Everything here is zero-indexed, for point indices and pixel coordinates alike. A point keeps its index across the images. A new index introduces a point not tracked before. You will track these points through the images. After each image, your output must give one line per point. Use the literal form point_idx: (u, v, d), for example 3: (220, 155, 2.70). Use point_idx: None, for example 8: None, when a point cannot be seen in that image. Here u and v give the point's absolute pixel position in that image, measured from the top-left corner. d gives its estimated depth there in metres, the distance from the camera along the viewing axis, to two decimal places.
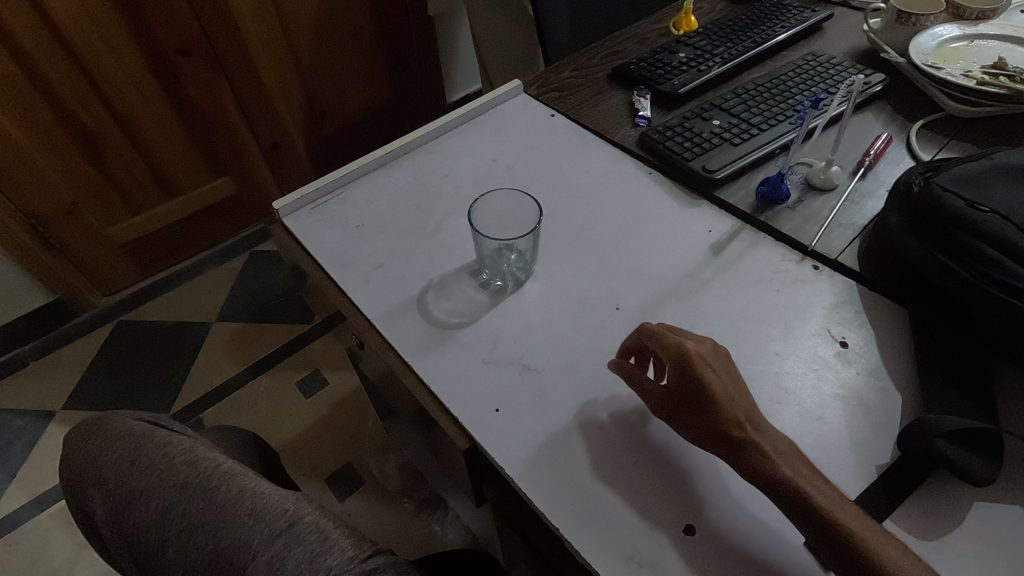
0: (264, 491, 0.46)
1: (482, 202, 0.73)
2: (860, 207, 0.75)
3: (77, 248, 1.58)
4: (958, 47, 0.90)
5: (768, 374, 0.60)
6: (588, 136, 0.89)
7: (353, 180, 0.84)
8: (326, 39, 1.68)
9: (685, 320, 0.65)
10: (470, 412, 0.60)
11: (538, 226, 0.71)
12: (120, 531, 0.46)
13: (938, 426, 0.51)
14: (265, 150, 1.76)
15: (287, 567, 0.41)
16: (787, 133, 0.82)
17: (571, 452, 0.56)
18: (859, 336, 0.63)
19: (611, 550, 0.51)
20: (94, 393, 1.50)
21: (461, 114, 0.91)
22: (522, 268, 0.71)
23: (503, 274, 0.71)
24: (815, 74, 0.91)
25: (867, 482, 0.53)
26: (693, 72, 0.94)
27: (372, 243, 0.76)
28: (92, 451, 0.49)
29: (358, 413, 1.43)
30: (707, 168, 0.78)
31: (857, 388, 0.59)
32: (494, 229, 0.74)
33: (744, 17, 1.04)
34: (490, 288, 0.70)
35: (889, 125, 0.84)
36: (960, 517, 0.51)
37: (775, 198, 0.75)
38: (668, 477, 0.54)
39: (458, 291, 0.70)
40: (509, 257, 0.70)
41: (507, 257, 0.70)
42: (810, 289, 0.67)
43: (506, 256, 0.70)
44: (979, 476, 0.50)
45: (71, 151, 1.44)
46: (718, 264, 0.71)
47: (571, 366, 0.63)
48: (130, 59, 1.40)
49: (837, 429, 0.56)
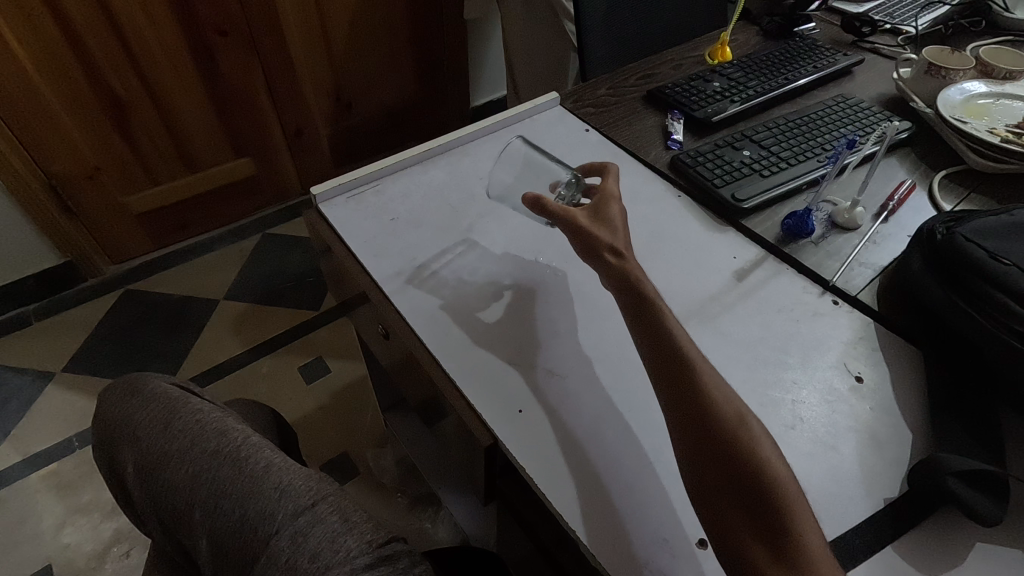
0: (290, 467, 0.46)
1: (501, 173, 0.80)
2: (881, 248, 0.77)
3: (92, 213, 1.58)
4: (984, 104, 0.92)
5: (784, 401, 0.62)
6: (621, 154, 0.91)
7: (389, 173, 0.86)
8: (361, 34, 1.71)
9: (707, 341, 0.67)
10: (494, 409, 0.61)
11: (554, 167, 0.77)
12: (147, 491, 0.46)
13: (949, 465, 0.53)
14: (289, 135, 1.78)
15: (309, 544, 0.42)
16: (817, 170, 0.84)
17: (590, 458, 0.58)
18: (873, 373, 0.65)
19: (625, 558, 0.52)
20: (95, 359, 1.50)
21: (499, 120, 0.94)
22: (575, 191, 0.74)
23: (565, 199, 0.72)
24: (844, 116, 0.94)
25: (874, 512, 0.55)
26: (727, 102, 0.96)
27: (406, 237, 0.78)
28: (127, 408, 0.49)
29: (358, 403, 1.45)
30: (736, 197, 0.80)
31: (871, 423, 0.61)
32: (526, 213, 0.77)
33: (778, 53, 1.07)
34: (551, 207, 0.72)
35: (913, 173, 0.87)
36: (963, 554, 0.53)
37: (800, 231, 0.77)
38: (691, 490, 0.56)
39: (456, 282, 0.73)
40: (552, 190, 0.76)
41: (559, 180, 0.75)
42: (829, 322, 0.70)
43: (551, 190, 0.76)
44: (985, 517, 0.52)
45: (98, 116, 1.45)
46: (741, 290, 0.73)
47: (593, 374, 0.64)
48: (168, 33, 1.42)
49: (848, 460, 0.58)
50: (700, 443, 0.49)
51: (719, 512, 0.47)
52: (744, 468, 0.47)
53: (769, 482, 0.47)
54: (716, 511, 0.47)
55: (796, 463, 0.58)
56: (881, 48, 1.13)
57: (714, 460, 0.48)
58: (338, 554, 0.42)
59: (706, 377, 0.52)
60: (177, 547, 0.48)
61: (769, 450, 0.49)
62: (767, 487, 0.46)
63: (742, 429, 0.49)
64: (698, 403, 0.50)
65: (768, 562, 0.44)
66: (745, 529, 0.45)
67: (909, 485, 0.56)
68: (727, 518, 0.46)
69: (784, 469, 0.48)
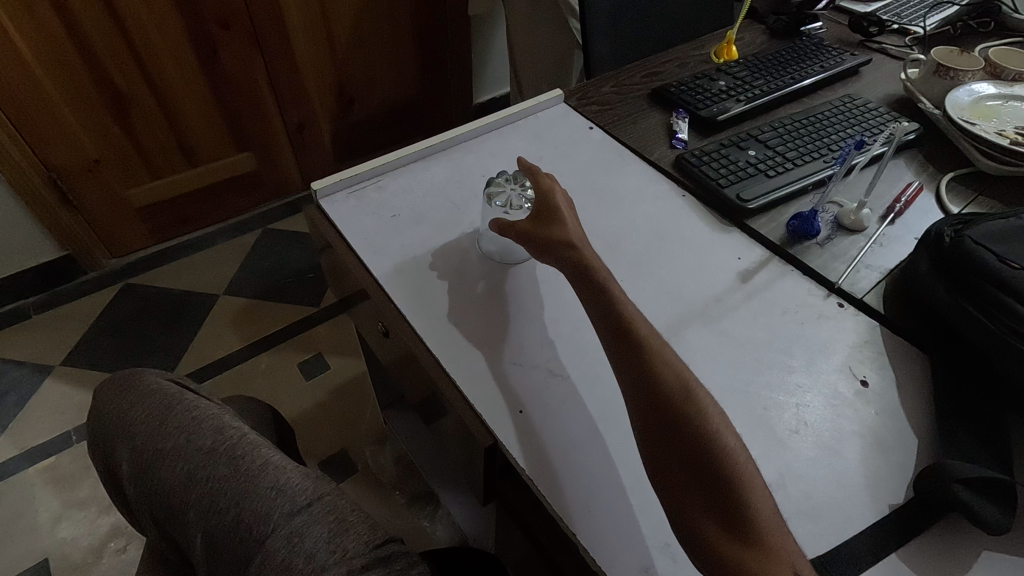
0: (287, 466, 0.46)
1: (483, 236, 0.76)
2: (887, 250, 0.76)
3: (92, 206, 1.58)
4: (993, 105, 0.91)
5: (788, 404, 0.62)
6: (625, 152, 0.90)
7: (391, 170, 0.85)
8: (363, 29, 1.69)
9: (710, 343, 0.66)
10: (496, 410, 0.60)
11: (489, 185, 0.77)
12: (141, 488, 0.45)
13: (956, 472, 0.52)
14: (291, 131, 1.77)
15: (305, 544, 0.41)
16: (823, 170, 0.83)
17: (589, 460, 0.57)
18: (879, 377, 0.64)
19: (625, 561, 0.51)
20: (94, 353, 1.49)
21: (503, 117, 0.93)
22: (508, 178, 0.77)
23: (505, 197, 0.75)
24: (852, 116, 0.93)
25: (879, 519, 0.54)
26: (733, 101, 0.95)
27: (406, 234, 0.77)
28: (122, 404, 0.48)
29: (357, 400, 1.44)
30: (741, 197, 0.79)
31: (877, 429, 0.60)
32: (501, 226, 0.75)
33: (785, 52, 1.06)
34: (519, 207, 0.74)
35: (920, 174, 0.86)
36: (970, 562, 0.52)
37: (806, 233, 0.76)
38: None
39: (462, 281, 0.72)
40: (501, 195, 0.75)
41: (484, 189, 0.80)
42: (835, 325, 0.69)
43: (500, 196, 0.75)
44: (993, 525, 0.51)
45: (98, 107, 1.44)
46: (746, 291, 0.72)
47: (595, 376, 0.64)
48: (169, 26, 1.41)
49: (853, 466, 0.58)
50: (655, 423, 0.50)
51: (677, 492, 0.47)
52: (696, 446, 0.47)
53: (726, 462, 0.47)
54: (675, 492, 0.47)
55: (801, 467, 0.57)
56: (889, 49, 1.12)
57: (668, 438, 0.49)
58: (334, 555, 0.42)
59: (669, 365, 0.52)
60: (172, 547, 0.48)
61: (725, 429, 0.49)
62: (722, 465, 0.46)
63: (693, 408, 0.49)
64: (651, 384, 0.51)
65: (724, 541, 0.44)
66: (701, 508, 0.46)
67: (915, 493, 0.55)
68: (684, 497, 0.47)
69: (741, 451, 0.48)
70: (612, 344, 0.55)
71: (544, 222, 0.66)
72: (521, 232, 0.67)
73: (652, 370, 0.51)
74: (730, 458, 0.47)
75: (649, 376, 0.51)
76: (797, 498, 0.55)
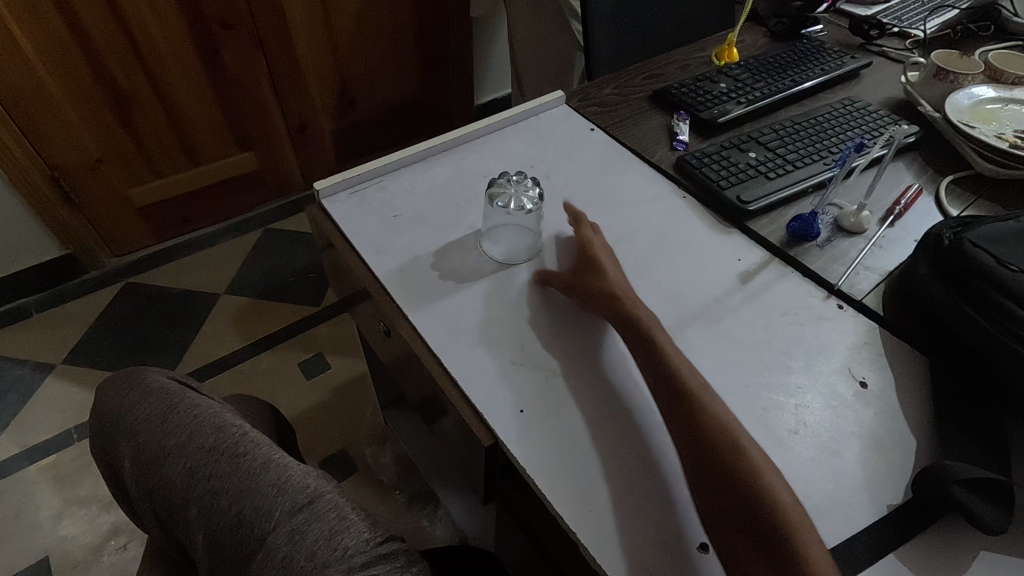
0: (289, 464, 0.46)
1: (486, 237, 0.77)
2: (887, 253, 0.76)
3: (94, 205, 1.58)
4: (993, 109, 0.91)
5: (788, 405, 0.62)
6: (626, 154, 0.90)
7: (393, 170, 0.86)
8: (365, 30, 1.70)
9: (711, 344, 0.67)
10: (497, 410, 0.61)
11: (495, 188, 0.78)
12: (144, 485, 0.46)
13: (955, 473, 0.52)
14: (292, 131, 1.77)
15: (306, 541, 0.42)
16: (824, 173, 0.84)
17: (590, 459, 0.58)
18: (877, 378, 0.65)
19: (625, 560, 0.52)
20: (95, 351, 1.50)
21: (505, 118, 0.93)
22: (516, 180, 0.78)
23: (510, 198, 0.77)
24: (852, 119, 0.93)
25: (877, 520, 0.54)
26: (734, 103, 0.96)
27: (408, 234, 0.77)
28: (125, 402, 0.48)
29: (358, 400, 1.44)
30: (741, 199, 0.80)
31: (875, 430, 0.61)
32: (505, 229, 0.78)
33: (786, 55, 1.07)
34: (526, 208, 0.77)
35: (920, 177, 0.86)
36: (966, 562, 0.52)
37: (805, 235, 0.76)
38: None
39: (464, 281, 0.72)
40: (508, 198, 0.77)
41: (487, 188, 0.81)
42: (834, 327, 0.69)
43: (506, 199, 0.77)
44: (991, 526, 0.51)
45: (101, 107, 1.44)
46: (745, 293, 0.72)
47: (595, 375, 0.64)
48: (172, 26, 1.42)
49: (852, 466, 0.58)
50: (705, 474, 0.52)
51: (730, 542, 0.49)
52: (743, 493, 0.50)
53: (776, 511, 0.49)
54: (729, 542, 0.49)
55: (800, 467, 0.57)
56: (889, 52, 1.12)
57: (716, 486, 0.51)
58: (336, 552, 0.42)
59: (703, 398, 0.56)
60: (174, 544, 0.48)
61: (773, 480, 0.51)
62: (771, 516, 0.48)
63: (738, 456, 0.52)
64: (700, 437, 0.54)
65: None
66: (754, 558, 0.47)
67: (913, 493, 0.55)
68: (737, 547, 0.49)
69: (790, 501, 0.50)
70: (662, 398, 0.58)
71: (587, 274, 0.70)
72: (566, 282, 0.69)
73: (700, 422, 0.54)
74: (771, 496, 0.49)
75: (698, 430, 0.54)
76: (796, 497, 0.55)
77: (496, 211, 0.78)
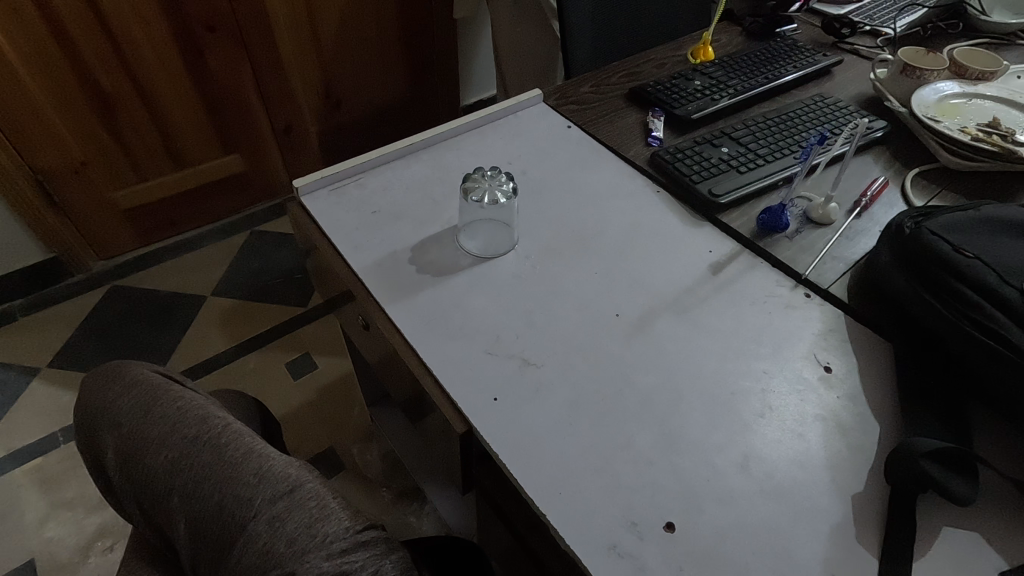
0: (271, 455, 0.47)
1: (464, 236, 0.78)
2: (854, 243, 0.79)
3: (80, 209, 1.58)
4: (957, 103, 0.94)
5: (755, 390, 0.64)
6: (603, 150, 0.92)
7: (372, 168, 0.87)
8: (350, 33, 1.71)
9: (682, 333, 0.68)
10: (470, 399, 0.62)
11: (467, 186, 0.77)
12: (127, 475, 0.47)
13: (920, 448, 0.54)
14: (278, 132, 1.78)
15: (287, 528, 0.42)
16: (792, 167, 0.86)
17: (561, 444, 0.59)
18: (841, 363, 0.67)
19: (592, 540, 0.53)
20: (80, 354, 1.50)
21: (482, 116, 0.95)
22: (486, 177, 0.77)
23: (482, 192, 0.77)
24: (822, 114, 0.95)
25: (838, 499, 0.56)
26: (707, 100, 0.98)
27: (386, 229, 0.79)
28: (109, 394, 0.49)
29: (345, 399, 1.45)
30: (712, 192, 0.82)
31: (837, 412, 0.63)
32: (482, 228, 0.80)
33: (758, 52, 1.09)
34: (497, 200, 0.77)
35: (887, 170, 0.89)
36: (928, 542, 0.54)
37: (774, 226, 0.78)
38: (672, 479, 0.57)
39: (443, 275, 0.74)
40: (479, 193, 0.77)
41: (463, 184, 0.82)
42: (802, 315, 0.71)
43: (478, 193, 0.77)
44: (960, 496, 0.53)
45: (85, 111, 1.45)
46: (716, 283, 0.74)
47: (568, 363, 0.65)
48: (156, 29, 1.42)
49: (815, 448, 0.60)
50: None
51: None
52: None
53: None
54: None
55: (764, 448, 0.59)
56: (860, 50, 1.15)
57: None
58: (315, 538, 0.43)
59: None
60: (155, 533, 0.49)
61: None
62: None
63: None
64: None
65: None
66: None
67: (889, 483, 0.57)
68: None
69: None
70: None
71: None
72: None
73: None
74: None
75: None
76: (760, 477, 0.57)
77: (470, 206, 0.78)
